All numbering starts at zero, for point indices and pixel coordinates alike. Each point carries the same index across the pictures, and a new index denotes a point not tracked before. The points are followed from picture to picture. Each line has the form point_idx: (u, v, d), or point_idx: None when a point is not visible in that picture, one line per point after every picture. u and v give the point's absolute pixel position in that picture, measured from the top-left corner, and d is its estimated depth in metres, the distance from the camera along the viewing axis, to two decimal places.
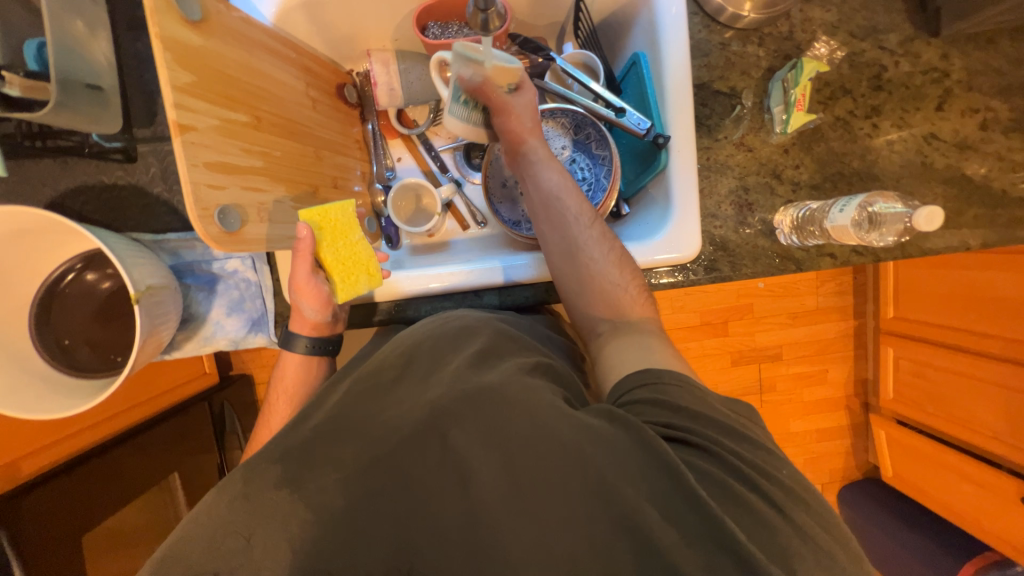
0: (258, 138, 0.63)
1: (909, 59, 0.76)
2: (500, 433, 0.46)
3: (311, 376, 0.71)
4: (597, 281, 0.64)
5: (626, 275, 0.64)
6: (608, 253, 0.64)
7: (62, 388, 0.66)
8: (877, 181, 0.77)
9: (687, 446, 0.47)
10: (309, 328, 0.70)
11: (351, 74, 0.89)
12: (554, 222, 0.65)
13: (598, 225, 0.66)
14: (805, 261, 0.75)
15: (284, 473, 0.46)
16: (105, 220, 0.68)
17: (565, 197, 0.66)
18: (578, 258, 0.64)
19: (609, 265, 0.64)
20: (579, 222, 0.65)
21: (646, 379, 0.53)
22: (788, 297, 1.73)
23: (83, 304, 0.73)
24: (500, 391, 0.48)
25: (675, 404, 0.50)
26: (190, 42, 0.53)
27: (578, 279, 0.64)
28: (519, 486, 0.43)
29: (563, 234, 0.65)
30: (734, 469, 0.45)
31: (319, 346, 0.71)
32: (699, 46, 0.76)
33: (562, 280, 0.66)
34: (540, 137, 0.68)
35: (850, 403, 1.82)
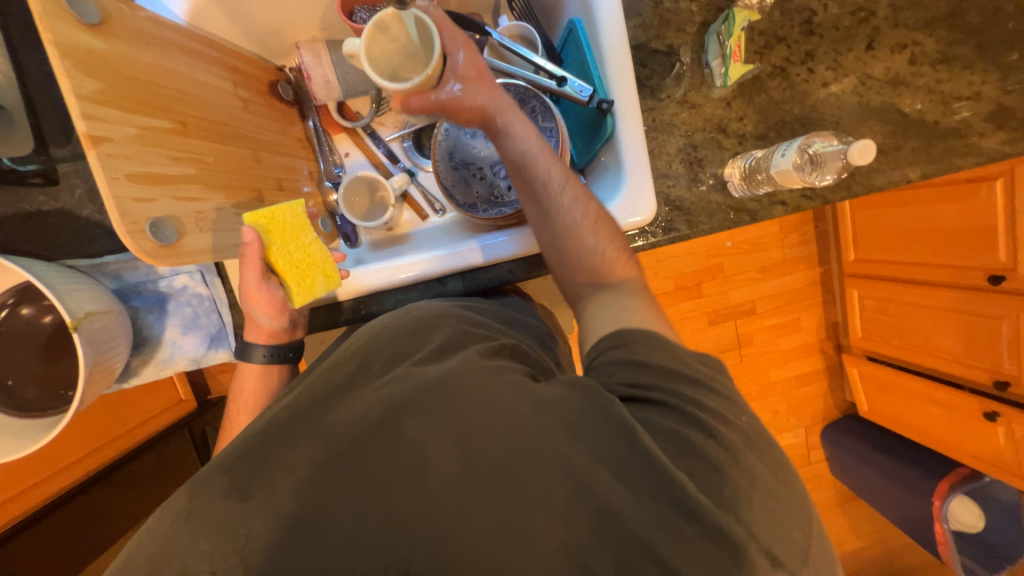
0: (186, 145, 0.60)
1: (837, 1, 0.77)
2: (457, 419, 0.45)
3: (273, 384, 0.69)
4: (575, 245, 0.63)
5: (606, 238, 0.63)
6: (584, 217, 0.62)
7: (11, 430, 0.62)
8: (818, 125, 0.78)
9: (649, 404, 0.48)
10: (265, 336, 0.69)
11: (283, 70, 0.85)
12: (528, 189, 0.63)
13: (574, 188, 0.63)
14: (758, 211, 0.76)
15: (250, 481, 0.45)
16: (33, 249, 0.64)
17: (539, 161, 0.62)
18: (555, 223, 0.63)
19: (588, 228, 0.62)
20: (555, 186, 0.62)
21: (617, 340, 0.54)
22: (755, 252, 1.78)
23: (24, 340, 0.69)
24: (455, 379, 0.48)
25: (638, 363, 0.51)
26: (91, 46, 0.50)
27: (557, 244, 0.63)
28: (481, 468, 0.43)
29: (537, 201, 0.62)
30: (694, 421, 0.46)
31: (278, 355, 0.69)
32: (632, 6, 0.75)
33: (543, 244, 0.65)
34: (507, 101, 0.63)
35: (823, 346, 1.89)
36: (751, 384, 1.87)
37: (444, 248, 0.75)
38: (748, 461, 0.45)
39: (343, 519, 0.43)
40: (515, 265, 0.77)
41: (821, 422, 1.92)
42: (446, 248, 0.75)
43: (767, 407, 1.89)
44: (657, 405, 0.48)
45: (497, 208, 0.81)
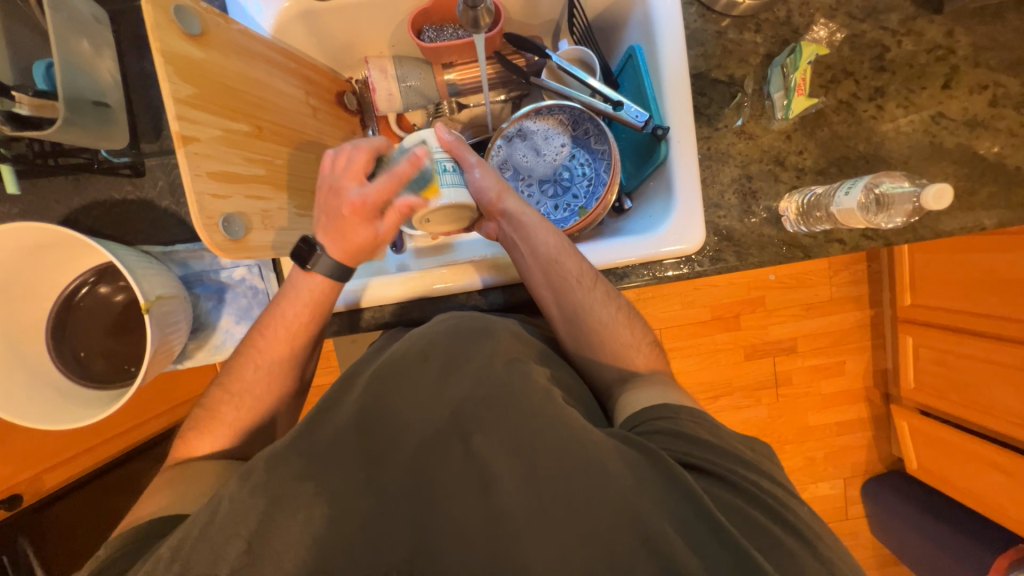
0: (260, 147, 0.65)
1: (912, 38, 0.74)
2: (514, 443, 0.46)
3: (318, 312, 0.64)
4: (608, 340, 0.64)
5: (632, 328, 0.65)
6: (614, 312, 0.65)
7: (77, 400, 0.68)
8: (885, 162, 0.75)
9: (707, 476, 0.47)
10: (336, 239, 0.60)
11: (350, 82, 0.89)
12: (556, 287, 0.64)
13: (601, 284, 0.65)
14: (813, 248, 0.74)
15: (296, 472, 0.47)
16: (117, 233, 0.70)
17: (562, 259, 0.64)
18: (587, 320, 0.64)
19: (615, 320, 0.64)
20: (582, 284, 0.64)
21: (663, 413, 0.52)
22: (801, 288, 1.71)
23: (96, 316, 0.74)
24: (519, 407, 0.49)
25: (690, 434, 0.50)
26: (189, 55, 0.55)
27: (588, 339, 0.65)
28: (534, 496, 0.44)
29: (567, 298, 0.64)
30: (746, 496, 0.46)
31: (340, 266, 0.62)
32: (695, 36, 0.75)
33: (572, 339, 0.66)
34: (515, 195, 0.68)
35: (869, 394, 1.78)
36: (787, 426, 1.78)
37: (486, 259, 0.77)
38: (782, 520, 0.44)
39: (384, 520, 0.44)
40: None
41: (862, 475, 1.80)
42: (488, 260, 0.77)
43: (804, 452, 1.78)
44: (708, 473, 0.47)
45: None
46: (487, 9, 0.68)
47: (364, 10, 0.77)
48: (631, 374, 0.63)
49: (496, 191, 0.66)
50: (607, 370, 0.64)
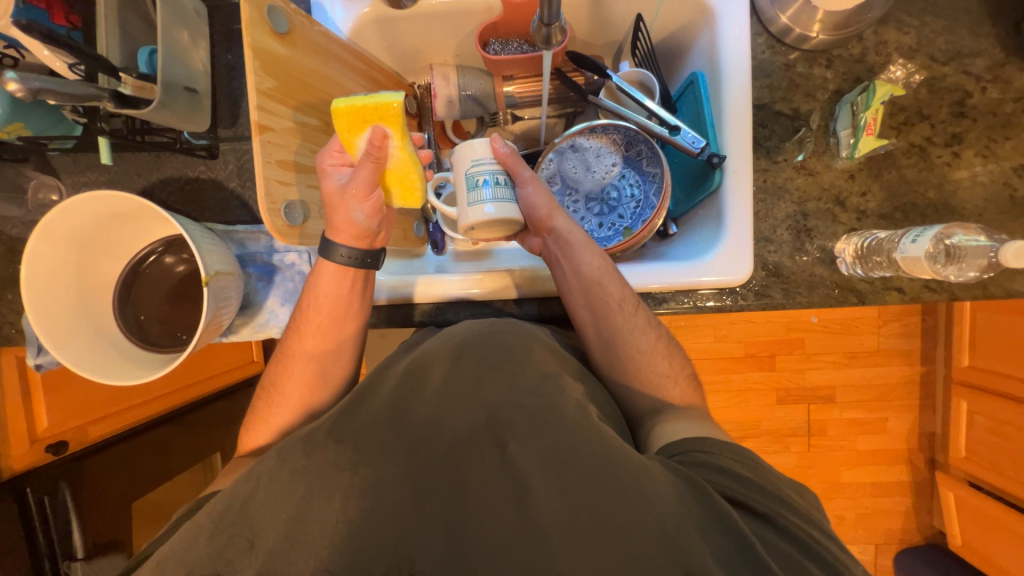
0: (325, 141, 0.68)
1: (998, 85, 0.70)
2: (550, 449, 0.46)
3: (343, 299, 0.67)
4: (646, 367, 0.63)
5: (669, 360, 0.64)
6: (653, 341, 0.64)
7: (131, 357, 0.72)
8: (957, 213, 0.71)
9: (752, 516, 0.45)
10: (345, 235, 0.64)
11: (412, 86, 0.92)
12: (596, 308, 0.64)
13: (642, 311, 0.65)
14: (869, 293, 0.71)
15: (328, 454, 0.48)
16: (187, 210, 0.75)
17: (605, 283, 0.64)
18: (625, 345, 0.63)
19: (653, 350, 0.63)
20: (624, 308, 0.64)
21: (704, 447, 0.51)
22: (846, 336, 1.62)
23: (158, 284, 0.79)
24: (557, 415, 0.48)
25: (732, 470, 0.49)
26: (275, 51, 0.59)
27: (623, 366, 0.63)
28: (566, 506, 0.43)
29: (606, 320, 0.64)
30: (793, 538, 0.43)
31: (354, 254, 0.65)
32: (762, 67, 0.73)
33: (607, 365, 0.65)
34: (564, 212, 0.68)
35: (913, 457, 1.66)
36: (817, 479, 1.68)
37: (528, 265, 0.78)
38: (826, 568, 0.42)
39: (408, 514, 0.45)
40: None
41: (897, 544, 1.67)
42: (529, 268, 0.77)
43: (833, 509, 1.68)
44: (751, 510, 0.45)
45: None
46: (561, 26, 0.62)
47: (439, 19, 0.79)
48: (662, 401, 0.62)
49: (546, 208, 0.66)
50: (639, 393, 0.63)
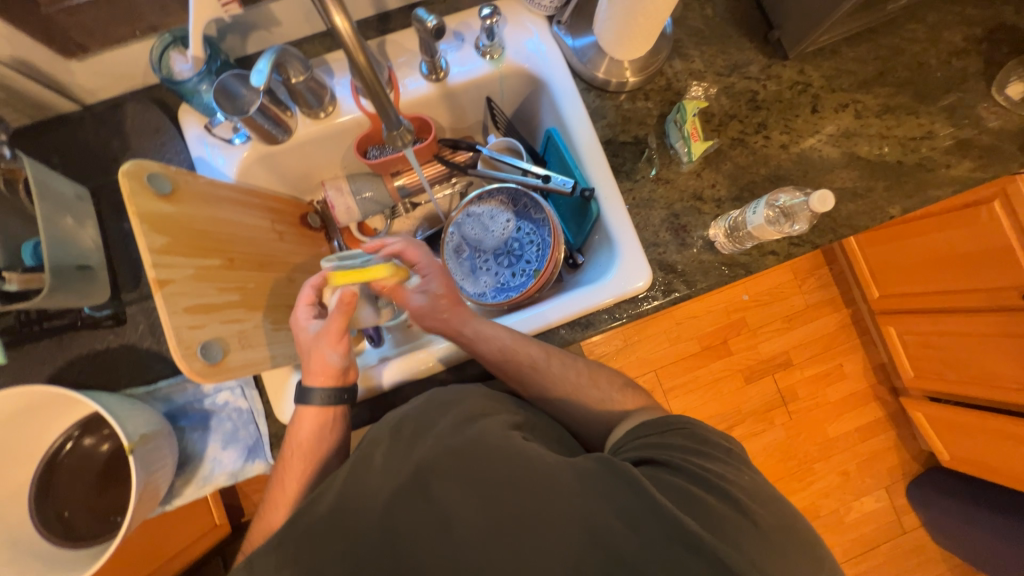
0: (232, 276, 0.71)
1: (774, 80, 0.89)
2: (475, 476, 0.51)
3: (326, 433, 0.67)
4: (581, 400, 0.71)
5: (586, 374, 0.72)
6: (577, 375, 0.72)
7: (59, 564, 0.65)
8: (787, 180, 0.86)
9: (659, 466, 0.55)
10: (323, 377, 0.67)
11: (311, 203, 0.99)
12: (520, 376, 0.70)
13: (558, 356, 0.73)
14: (751, 263, 0.81)
15: (297, 572, 0.49)
16: (101, 384, 0.73)
17: (518, 350, 0.71)
18: (557, 391, 0.71)
19: (568, 373, 0.72)
20: (541, 362, 0.71)
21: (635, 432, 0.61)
22: (776, 302, 1.77)
23: (81, 472, 0.73)
24: (483, 445, 0.53)
25: (652, 442, 0.58)
26: (162, 211, 0.63)
27: (556, 398, 0.71)
28: (494, 521, 0.50)
29: (534, 380, 0.71)
30: (698, 480, 0.53)
31: (333, 394, 0.67)
32: (597, 112, 0.88)
33: (545, 403, 0.72)
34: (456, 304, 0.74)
35: (876, 391, 1.78)
36: (808, 442, 1.73)
37: None
38: (725, 505, 0.51)
39: None
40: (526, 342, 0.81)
41: (900, 478, 1.73)
42: None
43: (836, 466, 1.72)
44: (660, 464, 0.55)
45: (503, 294, 0.87)
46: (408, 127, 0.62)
47: (319, 142, 0.87)
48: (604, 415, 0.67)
49: (445, 300, 0.74)
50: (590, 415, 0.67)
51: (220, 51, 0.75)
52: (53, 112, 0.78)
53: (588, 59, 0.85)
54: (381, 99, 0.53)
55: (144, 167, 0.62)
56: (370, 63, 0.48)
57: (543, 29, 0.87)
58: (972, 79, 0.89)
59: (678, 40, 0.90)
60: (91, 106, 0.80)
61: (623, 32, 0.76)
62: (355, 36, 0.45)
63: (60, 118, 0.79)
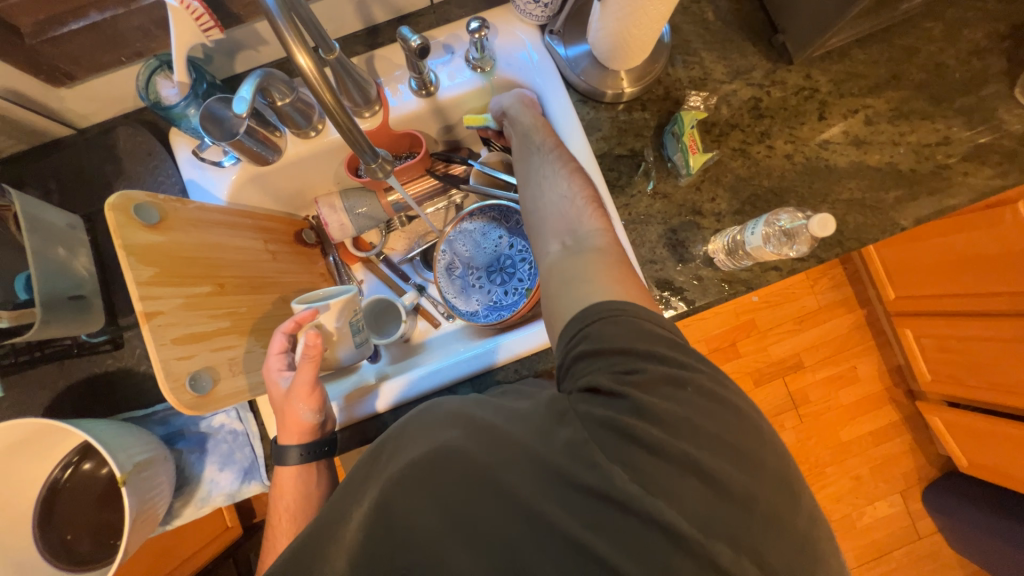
0: (222, 302, 0.71)
1: (778, 86, 0.85)
2: (448, 491, 0.48)
3: (311, 486, 0.70)
4: (580, 239, 0.60)
5: (591, 213, 0.62)
6: (591, 218, 0.61)
7: None
8: (791, 192, 0.83)
9: (613, 399, 0.48)
10: (298, 435, 0.70)
11: (306, 219, 0.99)
12: (528, 167, 0.69)
13: (589, 195, 0.63)
14: (752, 279, 0.78)
15: None
16: (100, 409, 0.74)
17: (549, 158, 0.68)
18: (546, 186, 0.65)
19: (564, 188, 0.64)
20: (556, 171, 0.66)
21: (587, 333, 0.51)
22: (786, 304, 1.72)
23: (84, 493, 0.75)
24: (457, 456, 0.49)
25: (586, 346, 0.51)
26: (150, 241, 0.63)
27: (551, 232, 0.61)
28: (478, 550, 0.46)
29: (533, 161, 0.69)
30: (636, 395, 0.47)
31: (306, 452, 0.70)
32: (592, 124, 0.85)
33: (536, 241, 0.63)
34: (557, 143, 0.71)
35: (891, 395, 1.73)
36: (819, 447, 1.70)
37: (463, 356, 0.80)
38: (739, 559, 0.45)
39: None
40: (520, 363, 0.80)
41: (916, 484, 1.68)
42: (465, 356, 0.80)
43: (848, 471, 1.68)
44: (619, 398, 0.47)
45: (496, 312, 0.87)
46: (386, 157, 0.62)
47: (310, 161, 0.86)
48: None
49: (544, 133, 0.71)
50: None
51: (206, 73, 0.74)
52: (47, 138, 0.79)
53: (581, 70, 0.82)
54: (355, 137, 0.54)
55: (130, 198, 0.62)
56: (339, 102, 0.49)
57: (537, 40, 0.84)
58: (993, 80, 0.84)
59: (678, 46, 0.86)
60: (85, 131, 0.80)
61: (617, 43, 0.73)
62: (322, 79, 0.46)
63: (54, 143, 0.80)
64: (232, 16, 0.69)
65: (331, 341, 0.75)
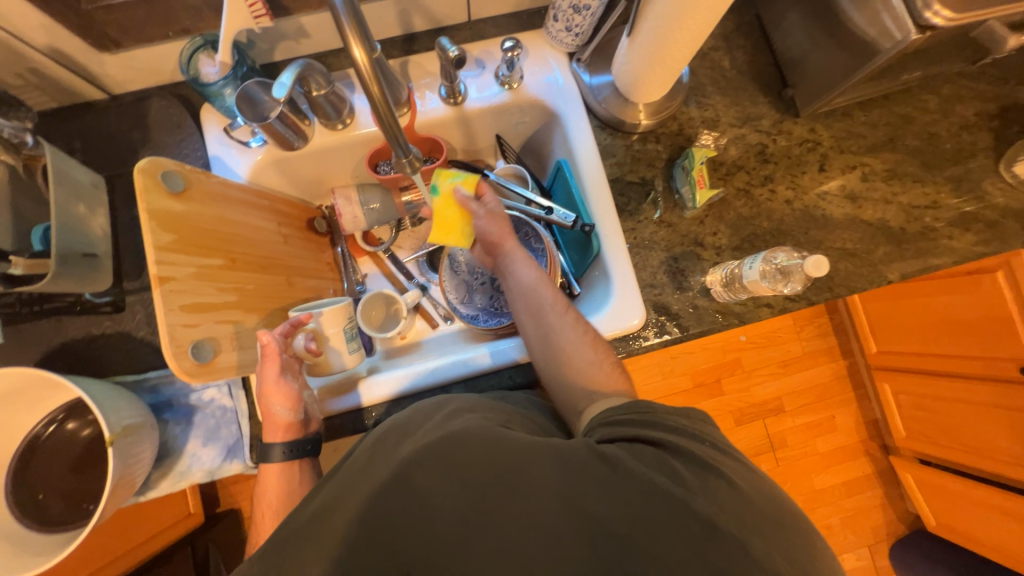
0: (232, 276, 0.72)
1: (784, 136, 0.90)
2: (453, 460, 0.50)
3: (293, 485, 0.71)
4: (580, 369, 0.69)
5: (611, 375, 0.69)
6: (582, 335, 0.72)
7: (26, 547, 0.66)
8: (788, 235, 0.87)
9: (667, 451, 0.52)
10: (280, 433, 0.71)
11: (320, 209, 1.01)
12: (533, 312, 0.74)
13: (572, 311, 0.74)
14: (745, 313, 0.82)
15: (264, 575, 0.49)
16: (91, 370, 0.73)
17: (539, 288, 0.75)
18: (550, 337, 0.72)
19: (580, 350, 0.70)
20: (554, 311, 0.73)
21: (635, 410, 0.58)
22: (773, 347, 1.76)
23: (63, 454, 0.74)
24: (464, 450, 0.51)
25: (608, 418, 0.59)
26: (171, 208, 0.64)
27: (570, 391, 0.69)
28: (468, 520, 0.47)
29: (541, 322, 0.73)
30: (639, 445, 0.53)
31: (288, 452, 0.71)
32: (608, 149, 0.89)
33: (555, 390, 0.71)
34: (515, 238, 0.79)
35: (867, 447, 1.76)
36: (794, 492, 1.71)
37: (459, 357, 0.82)
38: None
39: None
40: (515, 370, 0.81)
41: (885, 539, 1.70)
42: (462, 357, 0.82)
43: (822, 519, 1.69)
44: (671, 451, 0.52)
45: (496, 318, 0.89)
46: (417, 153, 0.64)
47: (333, 153, 0.88)
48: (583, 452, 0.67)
49: (499, 233, 0.78)
50: (570, 386, 0.69)
51: (247, 57, 0.78)
52: (80, 99, 0.81)
53: (603, 98, 0.87)
54: (394, 131, 0.57)
55: (160, 164, 0.64)
56: (385, 96, 0.52)
57: (564, 65, 0.90)
58: (981, 153, 0.90)
59: (694, 87, 0.91)
60: (118, 97, 0.82)
61: (639, 76, 0.78)
62: (372, 72, 0.49)
63: (86, 105, 0.81)
64: (282, 6, 0.73)
65: (325, 343, 0.79)
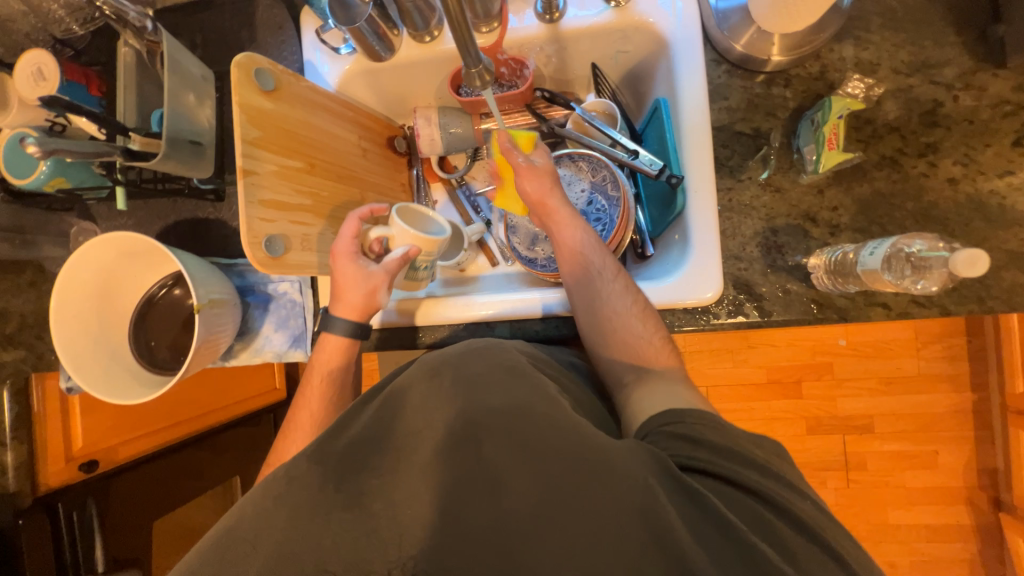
0: (309, 181, 0.76)
1: (971, 92, 0.68)
2: (494, 417, 0.48)
3: (337, 378, 0.75)
4: (627, 339, 0.65)
5: (662, 353, 0.64)
6: (631, 305, 0.67)
7: (139, 379, 0.82)
8: (939, 223, 0.68)
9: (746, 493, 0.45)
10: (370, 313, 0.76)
11: (402, 128, 1.01)
12: (580, 276, 0.71)
13: (623, 278, 0.70)
14: (849, 310, 0.68)
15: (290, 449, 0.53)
16: (196, 247, 0.84)
17: (586, 253, 0.72)
18: (597, 305, 0.68)
19: (628, 322, 0.66)
20: (605, 275, 0.70)
21: (718, 430, 0.51)
22: (877, 359, 1.50)
23: (170, 313, 0.88)
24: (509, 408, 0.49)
25: (670, 426, 0.52)
26: (261, 105, 0.67)
27: (618, 364, 0.65)
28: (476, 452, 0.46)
29: (588, 288, 0.70)
30: (706, 474, 0.47)
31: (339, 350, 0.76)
32: (720, 90, 0.75)
33: (600, 363, 0.68)
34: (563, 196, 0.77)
35: (973, 497, 1.48)
36: (861, 520, 1.52)
37: (512, 297, 0.80)
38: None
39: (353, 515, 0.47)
40: (563, 321, 0.78)
41: None
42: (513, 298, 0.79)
43: (886, 555, 1.50)
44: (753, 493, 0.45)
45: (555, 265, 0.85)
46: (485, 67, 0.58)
47: (418, 69, 0.86)
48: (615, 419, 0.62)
49: (542, 191, 0.75)
50: (613, 360, 0.66)
51: None
52: None
53: (728, 27, 0.71)
54: (464, 40, 0.52)
55: (254, 60, 0.66)
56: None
57: None
58: None
59: (853, 20, 0.72)
60: None
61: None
62: None
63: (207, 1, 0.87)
64: None
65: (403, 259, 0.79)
